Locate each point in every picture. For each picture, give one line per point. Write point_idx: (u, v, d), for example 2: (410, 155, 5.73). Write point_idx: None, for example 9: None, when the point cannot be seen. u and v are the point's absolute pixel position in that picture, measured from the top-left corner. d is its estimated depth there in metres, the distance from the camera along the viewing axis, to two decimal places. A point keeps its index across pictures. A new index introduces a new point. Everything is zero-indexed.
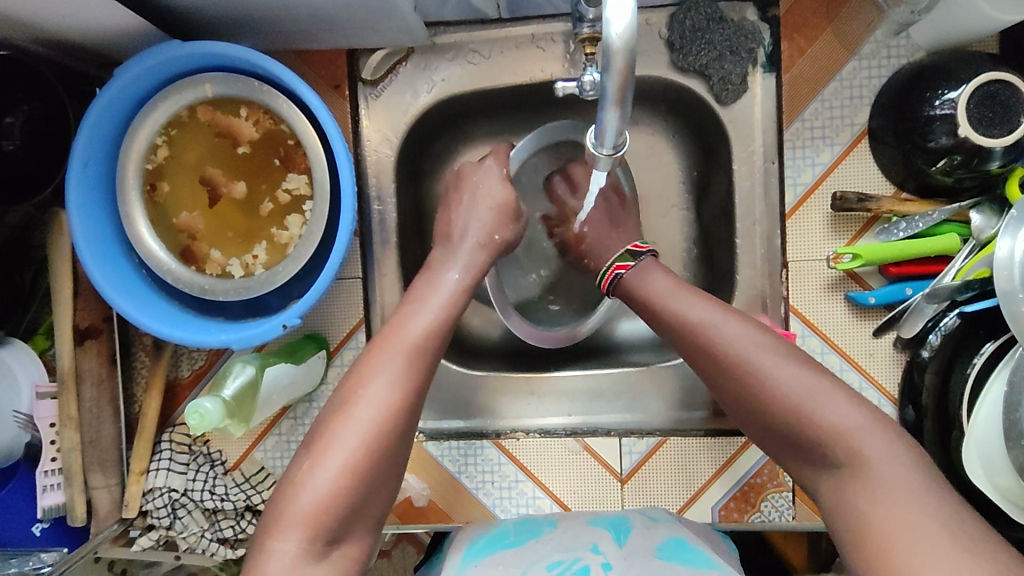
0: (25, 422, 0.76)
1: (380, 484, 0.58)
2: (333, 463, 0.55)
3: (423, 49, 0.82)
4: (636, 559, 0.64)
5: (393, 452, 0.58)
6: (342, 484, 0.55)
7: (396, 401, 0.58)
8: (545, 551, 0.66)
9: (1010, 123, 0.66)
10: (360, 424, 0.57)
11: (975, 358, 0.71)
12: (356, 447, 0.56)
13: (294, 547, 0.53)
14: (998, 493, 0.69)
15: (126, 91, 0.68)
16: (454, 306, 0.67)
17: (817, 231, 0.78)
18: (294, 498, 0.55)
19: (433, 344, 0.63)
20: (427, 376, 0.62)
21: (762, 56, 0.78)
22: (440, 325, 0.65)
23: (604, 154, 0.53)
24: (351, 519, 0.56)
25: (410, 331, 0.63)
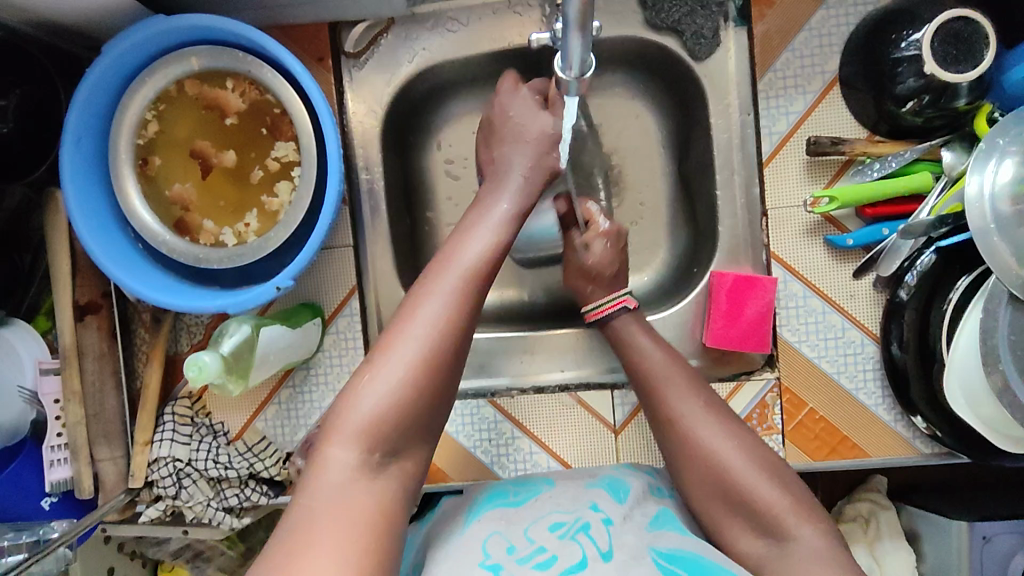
0: (30, 398, 0.79)
1: (436, 398, 0.57)
2: (393, 371, 0.55)
3: (403, 20, 0.84)
4: (634, 524, 0.61)
5: (449, 369, 0.58)
6: (400, 394, 0.55)
7: (452, 318, 0.58)
8: (544, 508, 0.64)
9: (975, 59, 0.68)
10: (418, 335, 0.57)
11: (951, 294, 0.73)
12: (415, 356, 0.56)
13: (351, 458, 0.53)
14: (981, 422, 0.72)
15: (115, 66, 0.70)
16: (506, 228, 0.67)
17: (795, 177, 0.80)
18: (352, 408, 0.54)
19: (487, 266, 0.63)
20: (483, 299, 0.61)
21: (733, 11, 0.81)
22: (493, 251, 0.64)
23: (571, 77, 0.52)
24: (407, 431, 0.55)
25: (465, 256, 0.63)
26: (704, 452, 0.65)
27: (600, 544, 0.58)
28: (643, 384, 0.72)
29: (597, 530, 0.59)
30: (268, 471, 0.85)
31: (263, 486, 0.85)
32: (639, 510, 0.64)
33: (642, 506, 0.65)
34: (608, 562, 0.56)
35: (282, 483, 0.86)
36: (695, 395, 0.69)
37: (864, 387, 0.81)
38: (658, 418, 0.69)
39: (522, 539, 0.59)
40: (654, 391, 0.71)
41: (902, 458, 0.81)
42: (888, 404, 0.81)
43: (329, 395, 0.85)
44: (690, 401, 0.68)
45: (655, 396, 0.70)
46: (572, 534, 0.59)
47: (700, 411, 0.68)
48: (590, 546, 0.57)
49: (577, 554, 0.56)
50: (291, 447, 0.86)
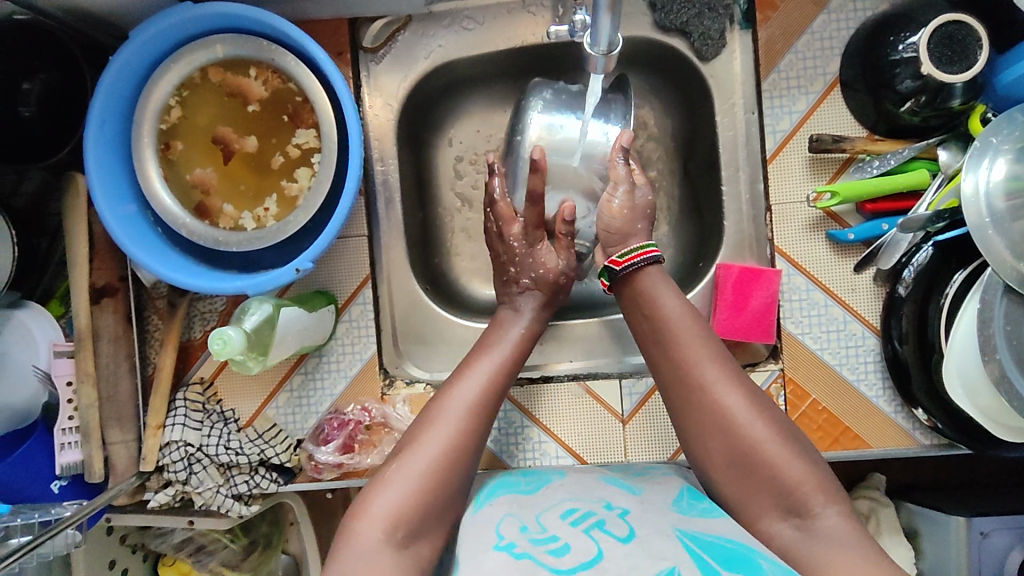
0: (44, 377, 0.79)
1: (453, 493, 0.62)
2: (414, 470, 0.60)
3: (420, 18, 0.87)
4: (656, 507, 0.62)
5: (465, 469, 0.63)
6: (419, 487, 0.59)
7: (469, 422, 0.64)
8: (555, 499, 0.65)
9: (969, 60, 0.72)
10: (438, 437, 0.62)
11: (947, 288, 0.76)
12: (434, 455, 0.61)
13: (375, 539, 0.56)
14: (980, 412, 0.74)
15: (142, 51, 0.72)
16: (520, 348, 0.74)
17: (798, 174, 0.83)
18: (376, 497, 0.59)
19: (500, 376, 0.69)
20: (497, 406, 0.68)
21: (738, 14, 0.84)
22: (508, 365, 0.71)
23: (600, 52, 0.55)
24: (428, 521, 0.59)
25: (480, 370, 0.70)
26: (736, 428, 0.61)
27: (619, 531, 0.58)
28: (665, 353, 0.66)
29: (611, 521, 0.60)
30: (279, 457, 0.85)
31: (272, 473, 0.85)
32: (663, 497, 0.64)
33: (658, 492, 0.65)
34: (629, 543, 0.56)
35: (291, 470, 0.86)
36: (728, 373, 0.63)
37: (865, 379, 0.83)
38: (677, 383, 0.65)
39: (534, 523, 0.60)
40: (686, 366, 0.64)
41: (903, 449, 0.83)
42: (889, 396, 0.83)
43: (340, 383, 0.86)
44: (718, 371, 0.63)
45: (680, 371, 0.65)
46: (586, 525, 0.59)
47: (729, 383, 0.63)
48: (605, 538, 0.57)
49: (593, 544, 0.57)
50: (302, 434, 0.86)
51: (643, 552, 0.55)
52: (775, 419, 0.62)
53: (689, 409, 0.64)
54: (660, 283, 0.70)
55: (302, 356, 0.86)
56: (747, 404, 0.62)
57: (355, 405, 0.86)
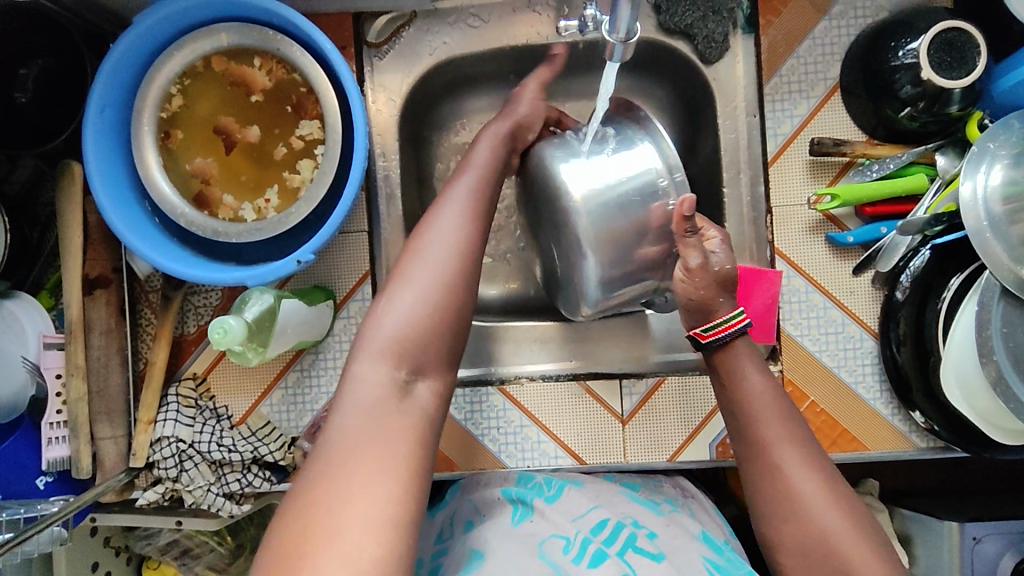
0: (32, 369, 0.77)
1: (456, 326, 0.59)
2: (411, 299, 0.58)
3: (425, 14, 0.86)
4: (678, 534, 0.67)
5: (463, 302, 0.59)
6: (420, 317, 0.57)
7: (459, 244, 0.60)
8: (588, 512, 0.68)
9: (967, 67, 0.73)
10: (431, 263, 0.59)
11: (944, 293, 0.77)
12: (430, 285, 0.58)
13: (381, 374, 0.55)
14: (977, 415, 0.75)
15: (145, 37, 0.71)
16: (486, 185, 0.67)
17: (798, 177, 0.84)
18: (374, 330, 0.57)
19: (487, 192, 0.66)
20: (486, 222, 0.64)
21: (741, 19, 0.85)
22: (478, 206, 0.64)
23: (617, 41, 0.54)
24: (432, 351, 0.57)
25: (464, 191, 0.65)
26: (806, 502, 0.60)
27: (651, 552, 0.63)
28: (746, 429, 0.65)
29: (644, 542, 0.64)
30: (272, 455, 0.83)
31: (265, 472, 0.83)
32: (678, 523, 0.70)
33: (678, 522, 0.71)
34: (663, 565, 0.61)
35: (285, 469, 0.85)
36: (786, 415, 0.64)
37: (863, 381, 0.84)
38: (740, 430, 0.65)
39: (573, 538, 0.64)
40: (765, 447, 0.63)
41: (899, 452, 0.84)
42: (886, 398, 0.84)
43: (337, 379, 0.85)
44: (782, 427, 0.63)
45: (759, 451, 0.63)
46: (623, 547, 0.63)
47: (809, 466, 0.61)
48: (642, 558, 0.62)
49: (628, 568, 0.60)
50: (297, 432, 0.84)
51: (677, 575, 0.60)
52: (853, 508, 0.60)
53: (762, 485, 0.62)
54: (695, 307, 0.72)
55: (298, 352, 0.85)
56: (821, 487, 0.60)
57: None
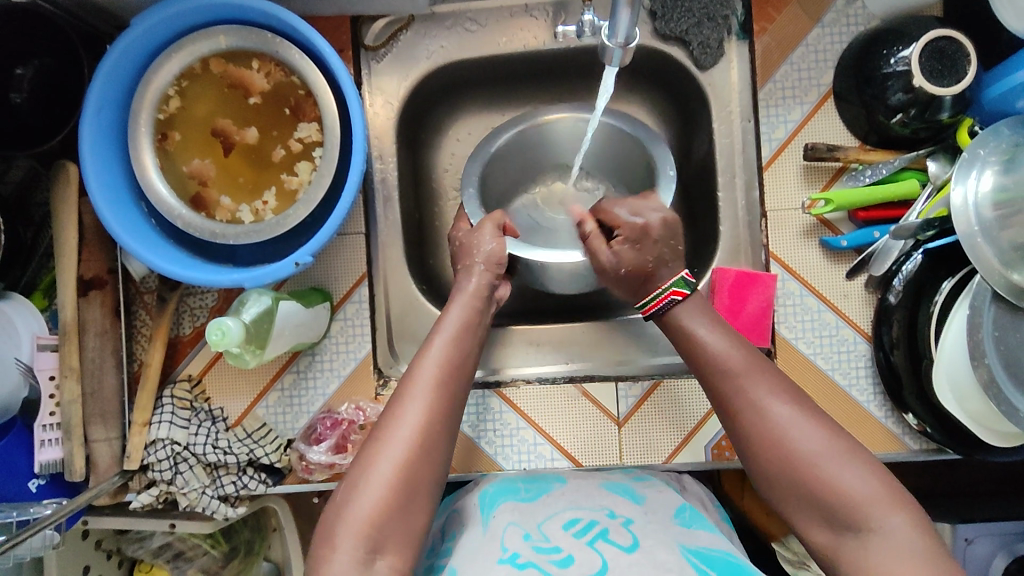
0: (25, 370, 0.76)
1: (414, 510, 0.62)
2: (374, 488, 0.60)
3: (423, 18, 0.87)
4: (657, 521, 0.67)
5: (424, 481, 0.63)
6: (379, 509, 0.60)
7: (426, 423, 0.64)
8: (559, 507, 0.69)
9: (957, 74, 0.74)
10: (396, 446, 0.62)
11: (936, 297, 0.78)
12: (391, 471, 0.61)
13: (350, 556, 0.58)
14: (969, 417, 0.76)
15: (144, 39, 0.72)
16: (469, 340, 0.71)
17: (793, 181, 0.84)
18: (344, 512, 0.60)
19: (455, 360, 0.69)
20: (455, 400, 0.67)
21: (736, 25, 0.86)
22: (457, 362, 0.69)
23: (616, 44, 0.54)
24: (395, 534, 0.60)
25: (431, 362, 0.68)
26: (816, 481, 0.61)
27: (623, 540, 0.62)
28: (730, 401, 0.66)
29: (617, 531, 0.64)
30: (268, 458, 0.82)
31: (261, 474, 0.83)
32: (658, 509, 0.70)
33: (660, 505, 0.71)
34: (634, 553, 0.60)
35: (280, 471, 0.84)
36: (773, 405, 0.63)
37: (857, 384, 0.84)
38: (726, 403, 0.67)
39: (537, 531, 0.64)
40: (751, 408, 0.65)
41: (893, 453, 0.84)
42: (880, 401, 0.84)
43: (333, 382, 0.84)
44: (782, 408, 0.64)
45: (745, 422, 0.65)
46: (591, 535, 0.63)
47: (800, 418, 0.63)
48: (610, 548, 0.61)
49: (597, 557, 0.60)
50: (292, 434, 0.84)
51: (648, 557, 0.59)
52: (856, 451, 0.61)
53: (757, 451, 0.64)
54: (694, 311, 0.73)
55: (294, 354, 0.84)
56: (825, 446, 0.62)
57: (348, 404, 0.84)
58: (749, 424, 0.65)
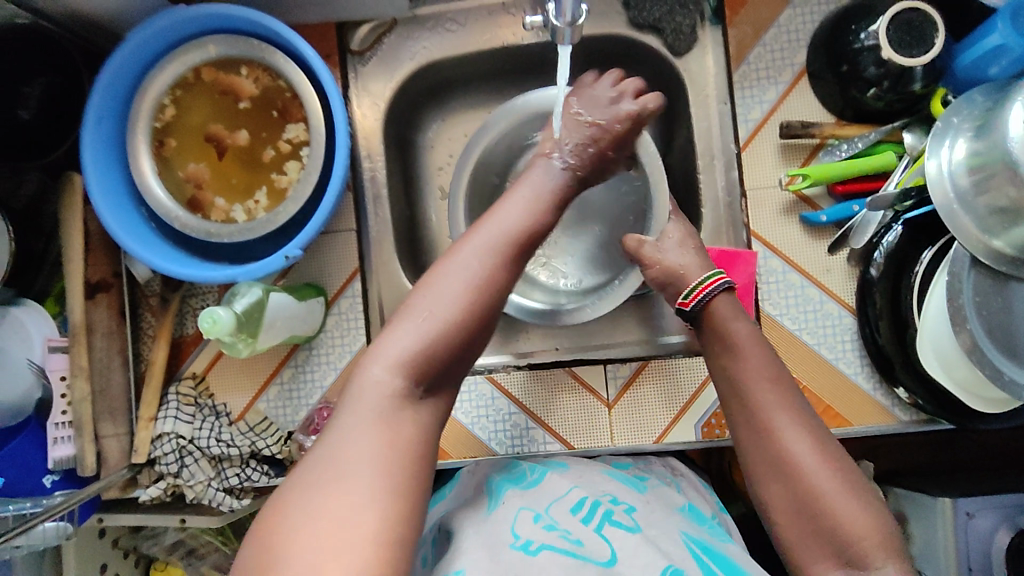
0: (38, 370, 0.80)
1: (463, 353, 0.62)
2: (433, 320, 0.60)
3: (405, 21, 0.90)
4: (656, 507, 0.69)
5: (482, 327, 0.63)
6: (432, 339, 0.60)
7: (494, 274, 0.64)
8: (565, 488, 0.70)
9: (926, 44, 0.75)
10: (462, 287, 0.62)
11: (916, 266, 0.79)
12: (456, 308, 0.61)
13: (394, 382, 0.58)
14: (956, 385, 0.76)
15: (138, 51, 0.76)
16: (546, 204, 0.72)
17: (770, 160, 0.86)
18: (396, 341, 0.60)
19: (536, 226, 0.70)
20: (524, 255, 0.68)
21: (709, 11, 0.88)
22: (533, 223, 0.70)
23: (563, 23, 0.56)
24: (444, 367, 0.61)
25: (513, 220, 0.69)
26: (797, 474, 0.61)
27: (627, 522, 0.64)
28: (755, 419, 0.65)
29: (620, 515, 0.65)
30: (269, 449, 0.86)
31: (263, 466, 0.86)
32: (657, 497, 0.72)
33: (659, 497, 0.73)
34: (637, 534, 0.63)
35: (282, 463, 0.87)
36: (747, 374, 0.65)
37: (843, 357, 0.85)
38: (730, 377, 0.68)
39: (545, 514, 0.65)
40: (782, 451, 0.62)
41: (883, 425, 0.85)
42: (868, 373, 0.85)
43: (329, 374, 0.87)
44: (769, 391, 0.66)
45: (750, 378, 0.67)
46: (597, 519, 0.64)
47: (825, 462, 0.61)
48: (616, 534, 0.62)
49: (605, 546, 0.61)
50: (293, 426, 0.87)
51: (652, 542, 0.62)
52: (875, 507, 0.59)
53: (775, 482, 0.62)
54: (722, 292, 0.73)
55: (293, 347, 0.88)
56: (813, 454, 0.61)
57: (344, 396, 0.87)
58: (778, 459, 0.62)
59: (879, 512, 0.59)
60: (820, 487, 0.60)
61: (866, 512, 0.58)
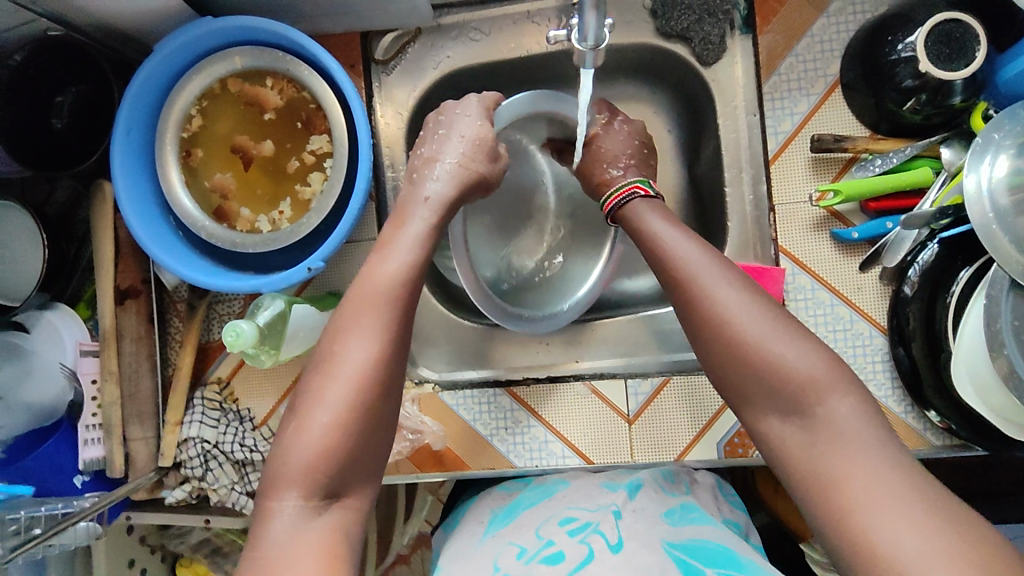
0: (70, 375, 0.82)
1: (366, 446, 0.58)
2: (318, 428, 0.56)
3: (429, 30, 0.90)
4: (645, 517, 0.70)
5: (381, 411, 0.59)
6: (326, 446, 0.55)
7: (375, 353, 0.59)
8: (558, 508, 0.74)
9: (966, 56, 0.72)
10: (344, 378, 0.57)
11: (953, 287, 0.76)
12: (340, 405, 0.56)
13: (294, 504, 0.54)
14: (993, 411, 0.73)
15: (167, 63, 0.77)
16: (418, 255, 0.67)
17: (801, 175, 0.84)
18: (287, 455, 0.56)
19: (408, 283, 0.64)
20: (403, 317, 0.62)
21: (739, 19, 0.86)
22: (410, 276, 0.64)
23: (587, 49, 0.54)
24: (344, 470, 0.56)
25: (382, 283, 0.63)
26: (752, 345, 0.58)
27: (610, 538, 0.66)
28: (688, 295, 0.63)
29: (606, 523, 0.68)
30: None
31: None
32: (651, 505, 0.73)
33: (661, 501, 0.74)
34: (618, 552, 0.64)
35: None
36: None
37: (873, 378, 0.83)
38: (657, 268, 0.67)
39: (531, 539, 0.69)
40: (711, 319, 0.60)
41: (915, 449, 0.82)
42: (899, 395, 0.83)
43: None
44: (726, 286, 0.61)
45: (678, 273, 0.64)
46: (582, 532, 0.67)
47: (747, 300, 0.60)
48: (598, 541, 0.65)
49: (584, 548, 0.65)
50: None
51: (628, 559, 0.63)
52: (809, 335, 0.59)
53: (738, 372, 0.59)
54: (643, 208, 0.73)
55: None
56: (766, 322, 0.59)
57: None
58: (707, 317, 0.61)
59: (821, 353, 0.58)
60: (745, 326, 0.59)
61: (802, 346, 0.57)
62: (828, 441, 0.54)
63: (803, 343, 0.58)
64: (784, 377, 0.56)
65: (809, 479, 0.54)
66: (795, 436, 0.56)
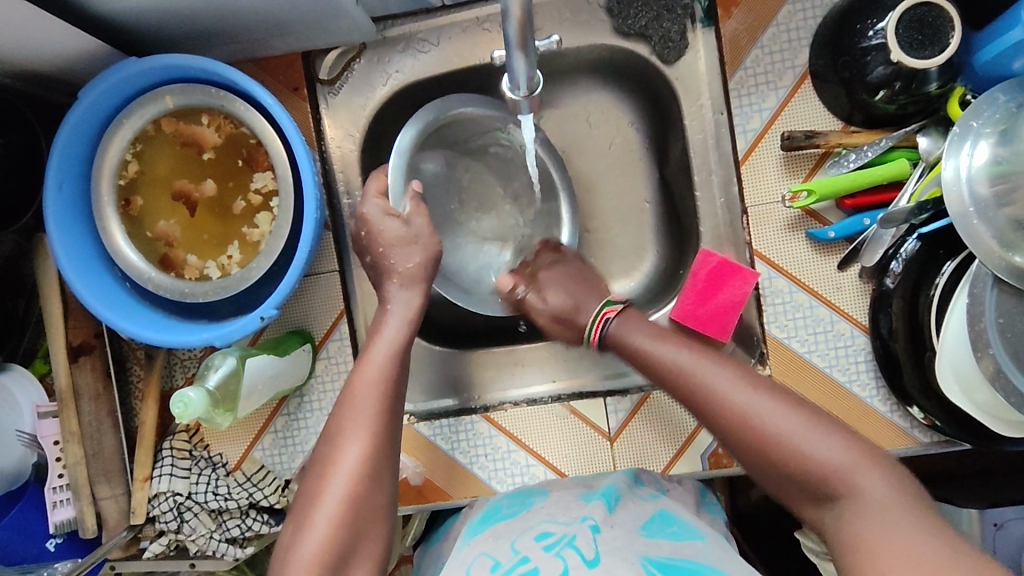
0: (30, 442, 0.80)
1: (365, 539, 0.60)
2: (318, 527, 0.58)
3: (375, 45, 0.85)
4: (623, 531, 0.63)
5: (375, 502, 0.61)
6: (331, 540, 0.58)
7: (366, 450, 0.62)
8: (533, 520, 0.67)
9: (940, 42, 0.68)
10: (339, 482, 0.61)
11: (936, 280, 0.72)
12: (334, 509, 0.59)
13: None
14: (976, 407, 0.70)
15: (93, 110, 0.72)
16: (399, 349, 0.69)
17: (772, 173, 0.80)
18: (295, 551, 0.58)
19: (390, 379, 0.67)
20: (393, 415, 0.66)
21: (700, 12, 0.81)
22: (391, 374, 0.67)
23: (521, 96, 0.56)
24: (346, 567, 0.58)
25: (366, 381, 0.66)
26: (748, 418, 0.64)
27: (587, 552, 0.59)
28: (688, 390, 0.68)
29: (583, 537, 0.61)
30: (268, 499, 0.85)
31: (264, 516, 0.85)
32: (628, 517, 0.66)
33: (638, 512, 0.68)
34: (596, 567, 0.57)
35: (282, 510, 0.86)
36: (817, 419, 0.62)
37: (857, 379, 0.80)
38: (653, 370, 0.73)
39: (506, 558, 0.61)
40: (735, 414, 0.64)
41: (900, 448, 0.80)
42: (884, 395, 0.80)
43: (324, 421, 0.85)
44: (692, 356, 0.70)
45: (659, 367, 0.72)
46: (559, 547, 0.60)
47: (703, 360, 0.69)
48: (575, 556, 0.58)
49: (559, 563, 0.58)
50: (290, 474, 0.85)
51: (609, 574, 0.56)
52: (773, 391, 0.65)
53: (749, 448, 0.63)
54: (635, 323, 0.77)
55: (283, 397, 0.85)
56: (741, 381, 0.66)
57: None
58: (685, 381, 0.69)
59: (842, 435, 0.61)
60: (716, 389, 0.66)
61: (767, 402, 0.64)
62: (861, 515, 0.56)
63: (828, 429, 0.61)
64: (757, 434, 0.62)
65: (849, 544, 0.56)
66: (835, 514, 0.58)
